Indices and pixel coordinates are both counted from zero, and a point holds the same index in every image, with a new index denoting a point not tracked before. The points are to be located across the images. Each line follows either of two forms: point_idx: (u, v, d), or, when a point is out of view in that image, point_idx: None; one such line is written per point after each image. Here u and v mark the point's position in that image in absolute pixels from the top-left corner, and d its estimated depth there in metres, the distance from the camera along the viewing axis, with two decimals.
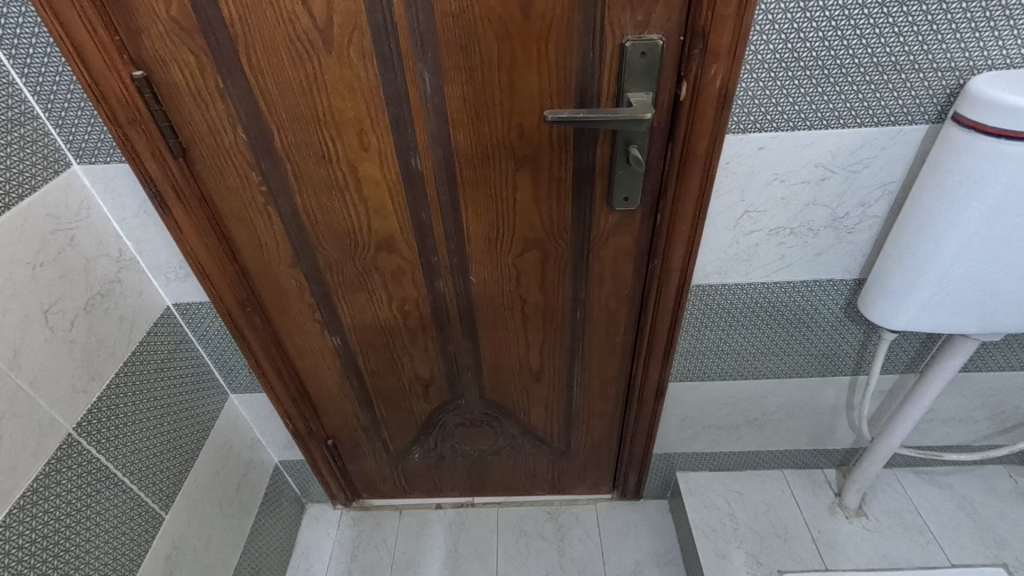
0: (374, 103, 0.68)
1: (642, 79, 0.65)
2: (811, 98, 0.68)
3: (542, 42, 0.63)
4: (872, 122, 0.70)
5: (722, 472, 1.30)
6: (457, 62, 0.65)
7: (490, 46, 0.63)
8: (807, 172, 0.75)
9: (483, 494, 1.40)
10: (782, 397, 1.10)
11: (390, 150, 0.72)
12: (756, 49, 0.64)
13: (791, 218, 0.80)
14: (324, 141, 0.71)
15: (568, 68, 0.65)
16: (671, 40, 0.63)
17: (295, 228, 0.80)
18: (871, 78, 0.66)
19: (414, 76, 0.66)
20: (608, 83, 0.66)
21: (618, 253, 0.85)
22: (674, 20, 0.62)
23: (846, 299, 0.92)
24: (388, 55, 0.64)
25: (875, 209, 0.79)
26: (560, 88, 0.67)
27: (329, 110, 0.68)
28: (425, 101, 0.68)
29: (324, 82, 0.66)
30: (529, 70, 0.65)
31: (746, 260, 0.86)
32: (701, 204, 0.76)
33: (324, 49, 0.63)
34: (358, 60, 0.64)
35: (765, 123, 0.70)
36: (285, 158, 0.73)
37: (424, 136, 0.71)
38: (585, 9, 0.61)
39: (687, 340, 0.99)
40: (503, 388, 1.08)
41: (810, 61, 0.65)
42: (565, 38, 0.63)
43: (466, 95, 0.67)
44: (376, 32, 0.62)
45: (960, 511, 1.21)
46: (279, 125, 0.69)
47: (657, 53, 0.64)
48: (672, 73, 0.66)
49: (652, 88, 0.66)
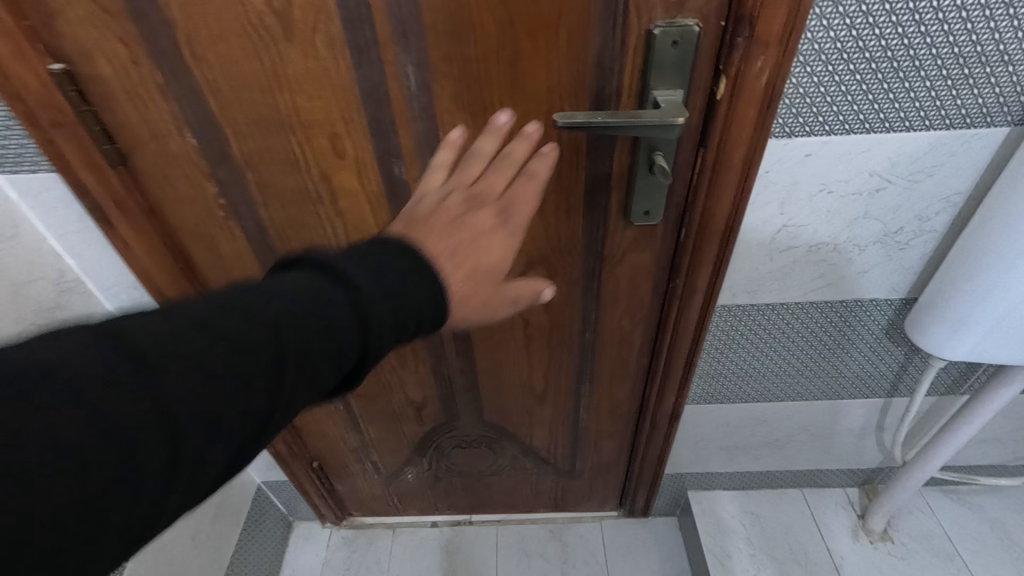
0: (350, 102, 0.56)
1: (672, 75, 0.54)
2: (873, 97, 0.57)
3: (553, 29, 0.51)
4: (944, 125, 0.59)
5: (737, 491, 1.22)
6: (447, 53, 0.53)
7: (489, 33, 0.51)
8: (859, 182, 0.64)
9: (482, 512, 1.32)
10: (809, 419, 1.01)
11: (371, 157, 0.61)
12: (813, 37, 0.53)
13: (835, 233, 0.70)
14: (291, 147, 0.60)
15: (583, 60, 0.54)
16: (709, 26, 0.52)
17: (262, 244, 0.70)
18: (950, 72, 0.55)
19: (397, 70, 0.54)
20: (630, 78, 0.55)
21: (636, 271, 0.75)
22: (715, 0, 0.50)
23: (889, 319, 0.82)
24: (362, 44, 0.52)
25: (932, 223, 0.68)
26: (572, 85, 0.55)
27: (297, 110, 0.57)
28: (410, 100, 0.56)
29: (287, 78, 0.54)
30: (537, 63, 0.54)
31: (781, 279, 0.75)
32: (734, 219, 0.65)
33: (285, 36, 0.51)
34: (327, 51, 0.52)
35: (815, 126, 0.59)
36: (246, 168, 0.61)
37: (409, 141, 0.59)
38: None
39: (709, 362, 0.89)
40: (505, 411, 0.99)
41: (878, 52, 0.54)
42: (580, 24, 0.51)
43: (460, 94, 0.56)
44: (346, 15, 0.50)
45: (991, 534, 1.14)
46: (234, 128, 0.58)
47: (692, 42, 0.52)
48: (708, 68, 0.54)
49: (683, 86, 0.55)
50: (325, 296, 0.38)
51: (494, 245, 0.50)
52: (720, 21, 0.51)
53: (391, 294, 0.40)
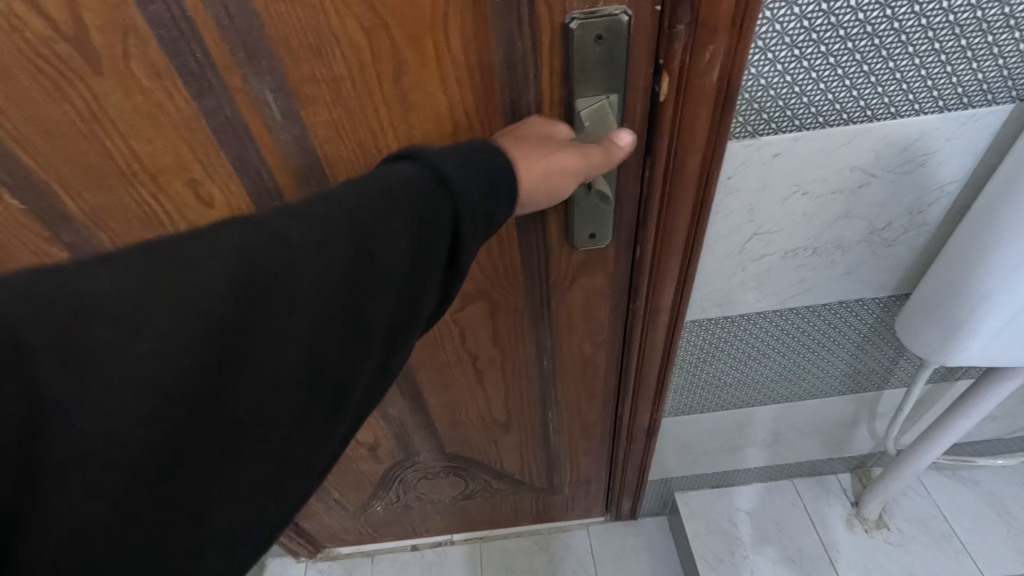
0: (202, 140, 0.44)
1: (601, 77, 0.42)
2: (851, 82, 0.46)
3: (442, 30, 0.40)
4: (937, 108, 0.49)
5: (725, 488, 1.16)
6: (309, 72, 0.41)
7: (361, 43, 0.40)
8: (838, 179, 0.54)
9: (463, 531, 1.25)
10: (794, 417, 0.94)
11: (247, 204, 0.50)
12: (774, 16, 0.42)
13: (814, 236, 0.60)
14: (143, 200, 0.48)
15: (488, 67, 0.42)
16: (643, 12, 0.40)
17: None
18: (943, 44, 0.45)
19: (251, 97, 0.42)
20: (551, 84, 0.43)
21: (590, 296, 0.64)
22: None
23: (878, 316, 0.73)
24: (197, 71, 0.40)
25: (924, 217, 0.59)
26: (479, 98, 0.44)
27: (139, 157, 0.45)
28: (278, 132, 0.45)
29: (111, 118, 0.42)
30: (429, 75, 0.42)
31: (756, 288, 0.66)
32: (696, 233, 0.55)
33: (90, 67, 0.39)
34: (152, 81, 0.40)
35: (784, 122, 0.49)
36: (94, 227, 0.50)
37: (288, 179, 0.48)
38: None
39: (683, 375, 0.81)
40: (468, 442, 0.90)
41: (855, 27, 0.43)
42: (474, 22, 0.40)
43: (341, 120, 0.44)
44: (165, 34, 0.38)
45: (989, 511, 1.10)
46: (65, 185, 0.46)
47: (622, 36, 0.40)
48: (648, 64, 0.43)
49: (618, 88, 0.43)
50: (429, 196, 0.34)
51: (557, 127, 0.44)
52: (656, 5, 0.40)
53: (488, 185, 0.36)
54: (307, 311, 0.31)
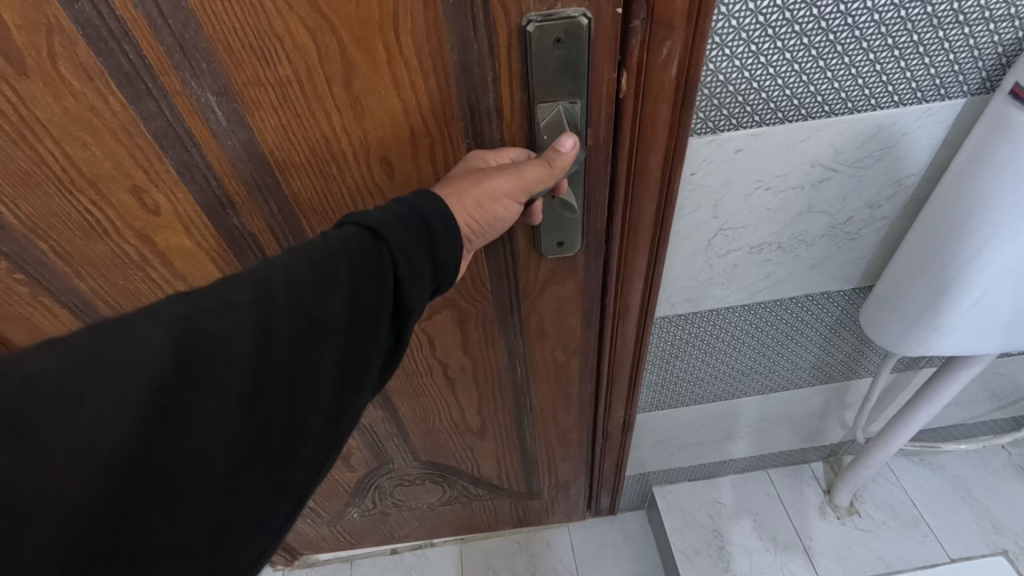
0: (142, 146, 0.43)
1: (563, 81, 0.42)
2: (807, 77, 0.46)
3: (393, 33, 0.38)
4: (891, 102, 0.49)
5: (702, 481, 1.17)
6: (253, 75, 0.39)
7: (307, 45, 0.38)
8: (800, 174, 0.54)
9: (443, 535, 1.24)
10: (767, 408, 0.95)
11: (195, 210, 0.48)
12: (730, 11, 0.42)
13: (778, 231, 0.60)
14: (84, 207, 0.46)
15: (444, 71, 0.41)
16: (602, 13, 0.39)
17: (91, 315, 0.57)
18: (896, 40, 0.45)
19: (192, 100, 0.40)
20: (510, 87, 0.42)
21: (561, 304, 0.64)
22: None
23: (843, 308, 0.74)
24: (131, 73, 0.38)
25: (884, 210, 0.60)
26: (437, 101, 0.43)
27: (76, 163, 0.43)
28: (223, 137, 0.43)
29: (42, 122, 0.40)
30: (381, 78, 0.41)
31: (723, 283, 0.66)
32: (661, 231, 0.55)
33: (14, 68, 0.37)
34: (84, 84, 0.38)
35: (743, 117, 0.49)
36: (34, 235, 0.48)
37: (240, 186, 0.47)
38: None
39: (656, 371, 0.81)
40: (443, 449, 0.89)
41: (809, 22, 0.43)
42: (427, 26, 0.38)
43: (293, 125, 0.43)
44: (92, 34, 0.36)
45: (955, 494, 1.13)
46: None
47: (582, 39, 0.40)
48: (610, 66, 0.42)
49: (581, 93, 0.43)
50: (368, 253, 0.38)
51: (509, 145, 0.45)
52: (618, 8, 0.39)
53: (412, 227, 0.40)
54: (246, 366, 0.33)
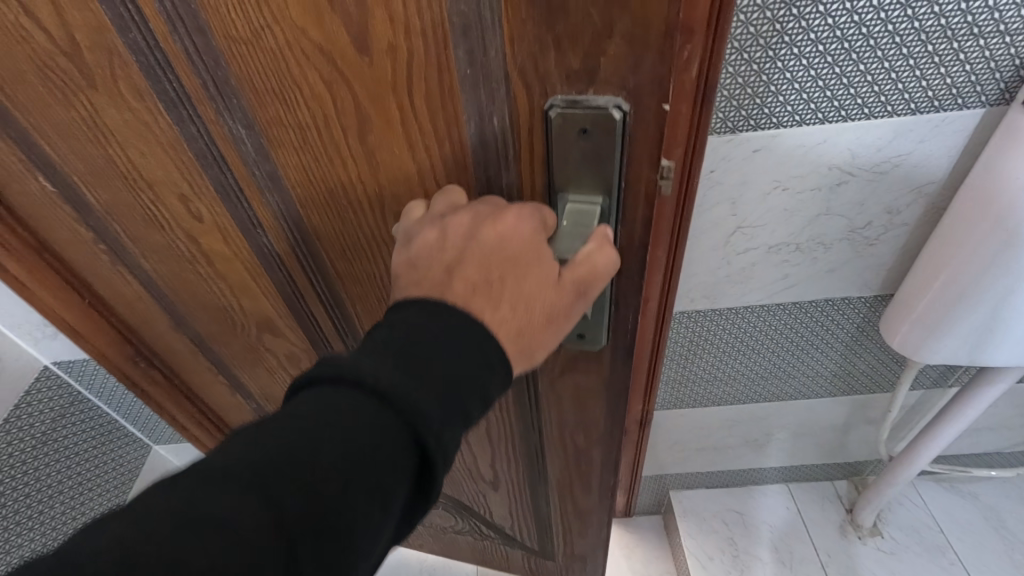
0: (185, 161, 0.46)
1: (590, 174, 0.38)
2: (824, 82, 0.50)
3: (408, 98, 0.37)
4: (908, 109, 0.52)
5: (719, 489, 1.17)
6: (277, 113, 0.40)
7: (327, 101, 0.38)
8: (816, 176, 0.57)
9: (456, 553, 1.25)
10: (788, 417, 0.95)
11: (232, 225, 0.52)
12: (747, 19, 0.46)
13: (796, 232, 0.63)
14: (145, 203, 0.52)
15: (458, 141, 0.39)
16: (644, 107, 0.35)
17: (157, 292, 0.64)
18: (911, 50, 0.48)
19: (225, 130, 0.43)
20: (531, 169, 0.40)
21: (580, 394, 0.61)
22: (647, 64, 0.33)
23: (863, 318, 0.75)
24: (175, 98, 0.41)
25: (903, 217, 0.61)
26: (451, 166, 0.41)
27: (139, 167, 0.48)
28: (252, 166, 0.45)
29: (110, 129, 0.45)
30: (394, 138, 0.40)
31: (741, 282, 0.69)
32: (680, 224, 0.58)
33: (86, 80, 0.41)
34: (138, 102, 0.42)
35: (761, 119, 0.52)
36: (110, 218, 0.55)
37: (267, 214, 0.50)
38: (468, 42, 0.33)
39: (672, 368, 0.84)
40: (458, 485, 0.94)
41: (825, 31, 0.47)
42: (438, 98, 0.37)
43: (322, 168, 0.43)
44: (144, 60, 0.39)
45: (986, 524, 1.10)
46: (83, 180, 0.51)
47: (614, 133, 0.36)
48: (648, 164, 0.38)
49: (602, 189, 0.39)
50: (331, 399, 0.30)
51: (545, 251, 0.38)
52: (664, 102, 0.34)
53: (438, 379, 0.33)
54: None
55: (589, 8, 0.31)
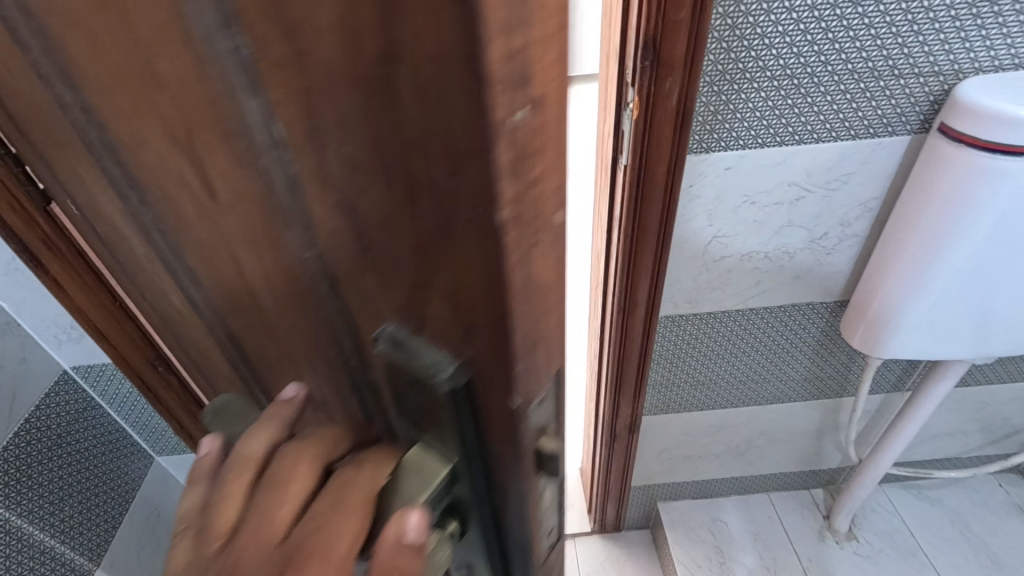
0: (129, 247, 0.37)
1: (434, 429, 0.28)
2: (779, 112, 0.60)
3: (277, 270, 0.28)
4: (849, 136, 0.62)
5: (705, 499, 1.23)
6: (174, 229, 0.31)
7: (202, 238, 0.30)
8: (778, 193, 0.67)
9: None
10: (766, 422, 1.02)
11: (175, 310, 0.41)
12: (715, 58, 0.56)
13: (765, 241, 0.72)
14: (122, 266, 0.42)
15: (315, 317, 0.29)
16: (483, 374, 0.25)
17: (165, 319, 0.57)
18: (848, 86, 0.58)
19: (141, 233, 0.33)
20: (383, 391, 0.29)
21: None
22: (477, 339, 0.23)
23: (826, 322, 0.84)
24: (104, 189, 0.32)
25: (854, 228, 0.71)
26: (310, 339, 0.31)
27: (97, 237, 0.42)
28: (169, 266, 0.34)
29: (81, 194, 0.36)
30: (265, 290, 0.30)
31: (718, 287, 0.78)
32: (665, 234, 0.66)
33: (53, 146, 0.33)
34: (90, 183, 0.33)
35: (729, 141, 0.62)
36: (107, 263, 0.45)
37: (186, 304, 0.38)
38: (293, 232, 0.25)
39: (660, 372, 0.91)
40: None
41: (778, 70, 0.57)
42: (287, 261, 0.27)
43: (221, 310, 0.35)
44: (78, 151, 0.31)
45: (952, 527, 1.17)
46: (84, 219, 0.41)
47: (447, 404, 0.26)
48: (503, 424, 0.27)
49: (455, 451, 0.29)
50: None
51: None
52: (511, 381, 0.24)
53: None
54: None
55: (399, 250, 0.22)
